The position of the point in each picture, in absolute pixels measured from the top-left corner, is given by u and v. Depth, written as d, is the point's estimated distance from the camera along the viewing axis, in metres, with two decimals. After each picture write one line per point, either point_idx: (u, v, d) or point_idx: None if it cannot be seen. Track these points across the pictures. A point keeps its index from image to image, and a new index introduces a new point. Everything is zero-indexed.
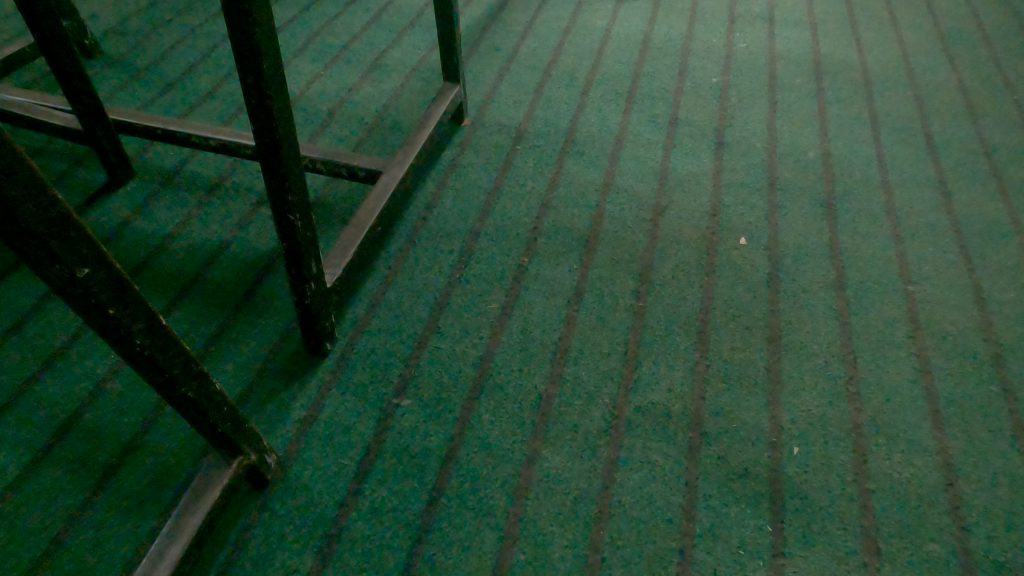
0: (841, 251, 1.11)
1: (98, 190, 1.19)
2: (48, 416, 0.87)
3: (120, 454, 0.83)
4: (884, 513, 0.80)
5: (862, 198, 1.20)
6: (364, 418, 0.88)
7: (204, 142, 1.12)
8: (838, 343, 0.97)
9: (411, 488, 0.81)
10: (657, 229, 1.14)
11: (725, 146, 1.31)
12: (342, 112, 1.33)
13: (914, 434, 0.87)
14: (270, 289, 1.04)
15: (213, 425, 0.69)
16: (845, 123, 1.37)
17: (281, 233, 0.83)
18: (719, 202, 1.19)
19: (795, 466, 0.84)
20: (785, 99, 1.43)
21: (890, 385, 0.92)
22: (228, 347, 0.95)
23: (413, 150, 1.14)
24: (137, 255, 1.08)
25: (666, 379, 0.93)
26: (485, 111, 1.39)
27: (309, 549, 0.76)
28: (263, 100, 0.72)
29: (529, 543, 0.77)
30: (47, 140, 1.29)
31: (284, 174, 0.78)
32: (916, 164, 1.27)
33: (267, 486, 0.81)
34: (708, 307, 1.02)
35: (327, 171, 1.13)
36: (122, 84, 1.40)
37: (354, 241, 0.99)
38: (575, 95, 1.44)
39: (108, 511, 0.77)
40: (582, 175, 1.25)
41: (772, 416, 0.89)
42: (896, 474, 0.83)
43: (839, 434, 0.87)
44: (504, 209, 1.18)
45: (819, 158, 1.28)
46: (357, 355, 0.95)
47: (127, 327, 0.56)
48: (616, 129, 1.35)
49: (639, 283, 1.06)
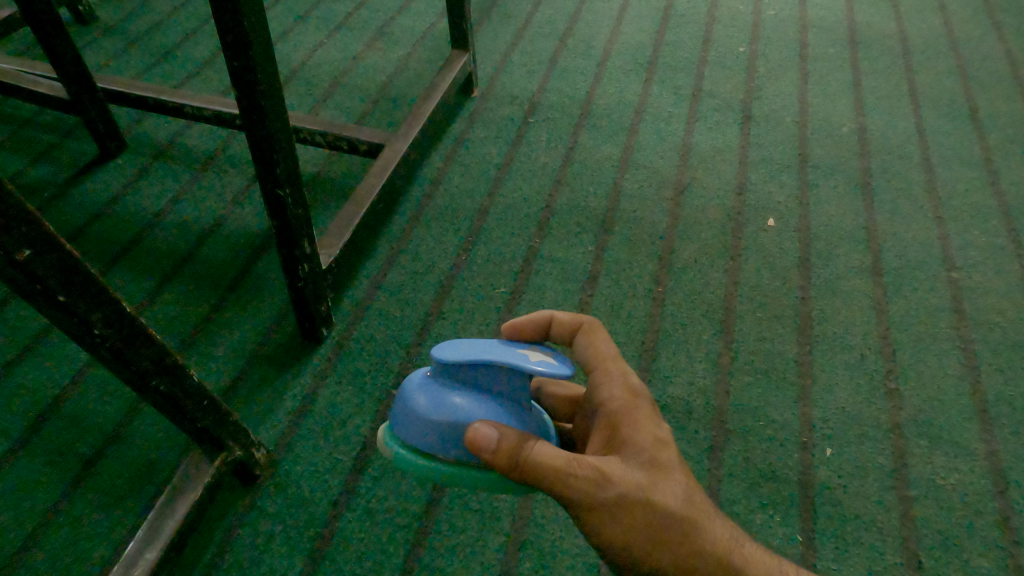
0: (878, 234, 1.02)
1: (88, 163, 1.13)
2: (26, 403, 0.82)
3: (102, 446, 0.78)
4: (926, 522, 0.73)
5: (900, 177, 1.11)
6: (361, 411, 0.82)
7: (197, 112, 1.06)
8: (875, 335, 0.90)
9: (410, 488, 0.76)
10: (678, 209, 1.07)
11: (751, 120, 1.23)
12: (344, 83, 1.26)
13: (958, 436, 0.80)
14: (265, 270, 0.98)
15: (193, 420, 0.64)
16: (881, 95, 1.27)
17: (271, 210, 0.76)
18: (745, 180, 1.11)
19: (827, 469, 0.77)
20: (817, 70, 1.34)
21: (931, 382, 0.85)
22: (219, 331, 0.90)
23: (417, 122, 1.07)
24: (127, 232, 1.02)
25: (687, 372, 0.86)
26: (496, 81, 1.31)
27: (300, 551, 0.71)
28: (246, 64, 0.65)
29: (535, 548, 0.72)
30: (36, 111, 1.23)
31: (271, 145, 0.71)
32: (959, 140, 1.18)
33: (256, 482, 0.75)
34: (733, 294, 0.95)
35: (327, 144, 1.06)
36: (115, 52, 1.33)
37: (353, 219, 0.92)
38: (592, 65, 1.35)
39: (84, 511, 0.72)
40: (599, 150, 1.17)
41: (802, 413, 0.82)
42: (939, 479, 0.76)
43: (875, 434, 0.80)
44: (515, 186, 1.10)
45: (854, 134, 1.19)
46: (355, 342, 0.89)
47: (83, 317, 0.50)
48: (636, 102, 1.27)
49: (658, 268, 0.98)
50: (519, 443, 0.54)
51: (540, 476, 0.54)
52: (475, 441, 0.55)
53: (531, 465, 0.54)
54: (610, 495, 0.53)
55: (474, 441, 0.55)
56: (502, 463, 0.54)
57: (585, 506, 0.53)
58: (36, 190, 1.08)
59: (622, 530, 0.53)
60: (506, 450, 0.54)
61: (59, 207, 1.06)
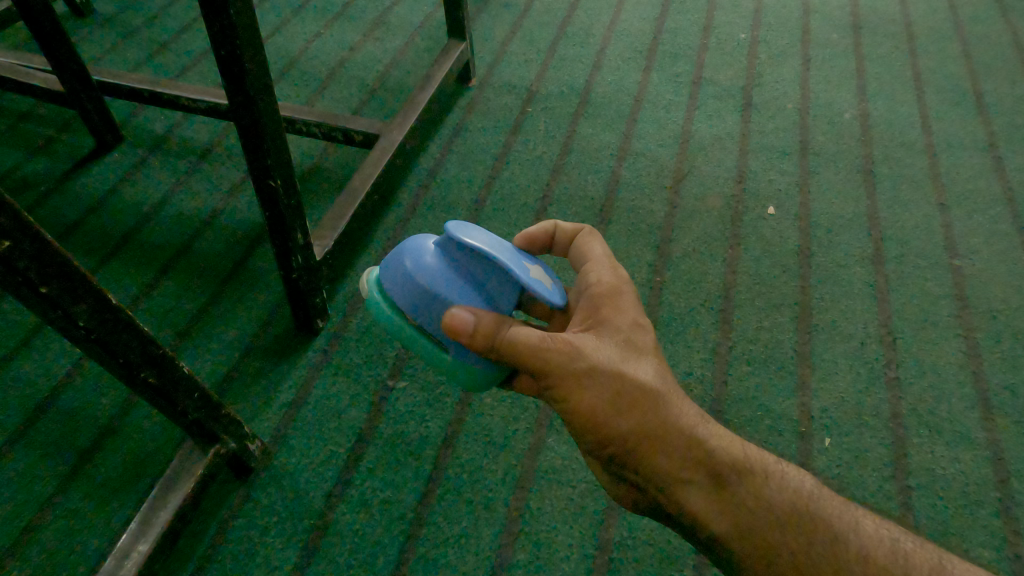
0: (879, 221, 1.01)
1: (85, 156, 1.13)
2: (21, 396, 0.81)
3: (98, 439, 0.78)
4: (925, 512, 0.72)
5: (904, 163, 1.10)
6: (356, 402, 0.82)
7: (192, 104, 1.05)
8: (876, 323, 0.89)
9: (405, 479, 0.75)
10: (677, 198, 1.06)
11: (752, 107, 1.21)
12: (341, 73, 1.25)
13: (959, 425, 0.79)
14: (262, 262, 0.97)
15: (184, 413, 0.63)
16: (885, 80, 1.25)
17: (263, 201, 0.76)
18: (745, 168, 1.10)
19: (826, 459, 0.76)
20: (819, 56, 1.32)
21: (933, 371, 0.84)
22: (214, 324, 0.89)
23: (414, 112, 1.06)
24: (123, 225, 1.02)
25: (685, 362, 0.85)
26: (494, 70, 1.30)
27: (294, 543, 0.71)
28: (233, 53, 0.64)
29: (531, 540, 0.71)
30: (33, 104, 1.22)
31: (261, 134, 0.70)
32: (963, 126, 1.16)
33: (250, 474, 0.75)
34: (732, 283, 0.94)
35: (323, 135, 1.05)
36: (112, 45, 1.32)
37: (348, 210, 0.91)
38: (591, 53, 1.34)
39: (80, 503, 0.72)
40: (597, 139, 1.16)
41: (802, 403, 0.81)
42: (939, 469, 0.75)
43: (875, 424, 0.79)
44: (513, 175, 1.10)
45: (857, 120, 1.18)
46: (351, 334, 0.89)
47: (66, 308, 0.49)
48: (635, 90, 1.25)
49: (657, 257, 0.97)
50: (498, 327, 0.54)
51: (519, 355, 0.53)
52: (453, 321, 0.54)
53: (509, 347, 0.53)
54: (590, 364, 0.52)
55: (453, 321, 0.54)
56: (479, 343, 0.54)
57: (564, 380, 0.53)
58: (33, 183, 1.08)
59: (596, 403, 0.53)
60: (486, 332, 0.54)
61: (56, 200, 1.05)
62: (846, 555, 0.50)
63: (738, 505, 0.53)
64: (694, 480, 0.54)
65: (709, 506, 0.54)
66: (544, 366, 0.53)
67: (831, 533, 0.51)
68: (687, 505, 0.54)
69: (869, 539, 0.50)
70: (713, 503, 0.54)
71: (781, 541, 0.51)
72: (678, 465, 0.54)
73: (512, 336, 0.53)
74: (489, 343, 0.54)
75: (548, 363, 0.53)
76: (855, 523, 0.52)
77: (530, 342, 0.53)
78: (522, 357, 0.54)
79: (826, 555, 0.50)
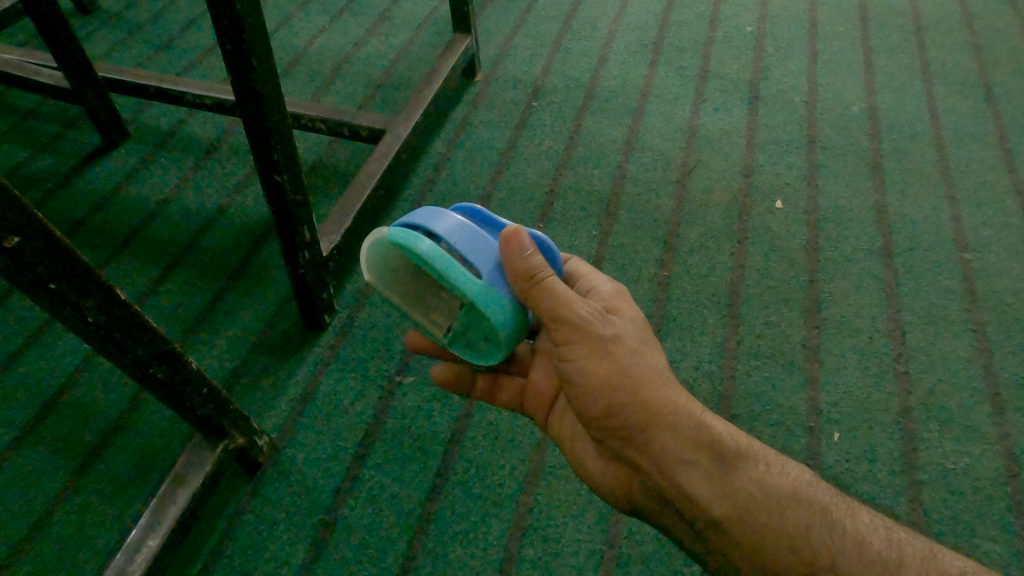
0: (888, 215, 1.00)
1: (91, 153, 1.13)
2: (31, 392, 0.82)
3: (107, 434, 0.78)
4: (935, 506, 0.72)
5: (912, 156, 1.09)
6: (363, 397, 0.82)
7: (198, 100, 1.05)
8: (885, 318, 0.88)
9: (412, 474, 0.76)
10: (684, 192, 1.05)
11: (759, 101, 1.20)
12: (346, 68, 1.25)
13: (969, 419, 0.79)
14: (268, 258, 0.97)
15: (193, 408, 0.63)
16: (893, 73, 1.24)
17: (270, 197, 0.76)
18: (752, 162, 1.09)
19: (834, 454, 0.76)
20: (827, 49, 1.31)
21: (942, 365, 0.83)
22: (222, 319, 0.90)
23: (420, 106, 1.06)
24: (130, 221, 1.02)
25: (693, 357, 0.85)
26: (499, 64, 1.29)
27: (303, 538, 0.71)
28: (239, 49, 0.64)
29: (539, 535, 0.71)
30: (39, 101, 1.22)
31: (268, 130, 0.70)
32: (973, 119, 1.15)
33: (259, 469, 0.75)
34: (740, 277, 0.93)
35: (328, 131, 1.05)
36: (118, 41, 1.32)
37: (354, 205, 0.91)
38: (597, 47, 1.33)
39: (89, 499, 0.72)
40: (604, 133, 1.16)
41: (810, 397, 0.81)
42: (948, 464, 0.75)
43: (884, 419, 0.79)
44: (519, 170, 1.09)
45: (865, 113, 1.17)
46: (357, 329, 0.89)
47: (75, 304, 0.50)
48: (642, 83, 1.25)
49: (663, 251, 0.97)
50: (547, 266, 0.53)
51: (553, 308, 0.52)
52: (519, 235, 0.51)
53: (549, 292, 0.52)
54: (612, 333, 0.54)
55: (518, 234, 0.51)
56: (525, 274, 0.51)
57: (588, 346, 0.53)
58: (40, 181, 1.08)
59: (610, 371, 0.53)
60: (539, 265, 0.52)
61: (63, 197, 1.06)
62: (845, 544, 0.50)
63: (738, 489, 0.53)
64: (696, 462, 0.54)
65: (709, 489, 0.53)
66: (572, 327, 0.53)
67: (829, 521, 0.52)
68: (686, 487, 0.54)
69: (868, 529, 0.51)
70: (714, 486, 0.53)
71: (781, 527, 0.51)
72: (682, 445, 0.54)
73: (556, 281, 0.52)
74: (533, 280, 0.52)
75: (576, 323, 0.52)
76: (851, 514, 0.52)
77: (567, 296, 0.52)
78: (554, 309, 0.52)
79: (826, 541, 0.50)
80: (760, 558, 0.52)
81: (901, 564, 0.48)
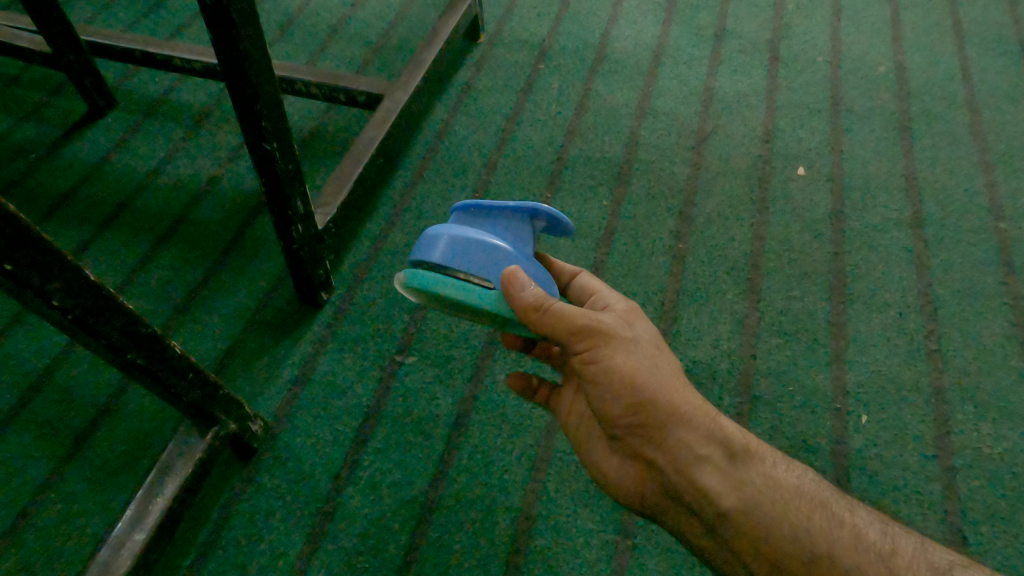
0: (918, 182, 0.95)
1: (76, 122, 1.07)
2: (14, 374, 0.78)
3: (95, 419, 0.74)
4: (970, 493, 0.68)
5: (944, 119, 1.02)
6: (362, 379, 0.78)
7: (187, 64, 0.99)
8: (915, 292, 0.83)
9: (414, 460, 0.72)
10: (700, 159, 0.99)
11: (780, 61, 1.14)
12: (343, 30, 1.18)
13: (1006, 400, 0.74)
14: (262, 231, 0.93)
15: (179, 395, 0.59)
16: (923, 31, 1.17)
17: (260, 167, 0.70)
18: (773, 126, 1.03)
19: (863, 438, 0.72)
20: (851, 5, 1.23)
21: (977, 343, 0.78)
22: (214, 297, 0.85)
23: (420, 69, 0.99)
24: (118, 194, 0.97)
25: (711, 334, 0.80)
26: (504, 25, 1.22)
27: (300, 528, 0.67)
28: (220, 4, 0.58)
29: (549, 525, 0.67)
30: (23, 67, 1.17)
31: (254, 93, 0.64)
32: (1008, 78, 1.08)
33: (254, 455, 0.71)
34: (760, 249, 0.88)
35: (324, 96, 0.99)
36: (103, 3, 1.26)
37: (350, 175, 0.86)
38: (607, 5, 1.26)
39: (76, 487, 0.69)
40: (615, 97, 1.09)
41: (836, 376, 0.76)
42: (985, 448, 0.71)
43: (916, 400, 0.74)
44: (526, 137, 1.03)
45: (892, 73, 1.10)
46: (355, 307, 0.84)
47: (39, 286, 0.45)
48: (655, 44, 1.18)
49: (679, 223, 0.91)
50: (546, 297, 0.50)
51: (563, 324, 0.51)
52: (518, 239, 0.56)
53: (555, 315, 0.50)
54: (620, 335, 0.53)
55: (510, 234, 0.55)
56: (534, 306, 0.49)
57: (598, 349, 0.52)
58: (22, 152, 1.03)
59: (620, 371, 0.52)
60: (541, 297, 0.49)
61: (48, 168, 1.01)
62: (841, 535, 0.49)
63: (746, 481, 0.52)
64: (707, 456, 0.53)
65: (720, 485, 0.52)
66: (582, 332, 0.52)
67: (830, 513, 0.50)
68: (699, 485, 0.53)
69: (863, 521, 0.50)
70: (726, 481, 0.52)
71: (784, 519, 0.50)
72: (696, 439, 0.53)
73: (534, 289, 0.49)
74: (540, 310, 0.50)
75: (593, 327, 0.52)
76: (850, 508, 0.51)
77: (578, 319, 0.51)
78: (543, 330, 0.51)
79: (826, 534, 0.49)
80: (767, 551, 0.50)
81: (895, 554, 0.47)
